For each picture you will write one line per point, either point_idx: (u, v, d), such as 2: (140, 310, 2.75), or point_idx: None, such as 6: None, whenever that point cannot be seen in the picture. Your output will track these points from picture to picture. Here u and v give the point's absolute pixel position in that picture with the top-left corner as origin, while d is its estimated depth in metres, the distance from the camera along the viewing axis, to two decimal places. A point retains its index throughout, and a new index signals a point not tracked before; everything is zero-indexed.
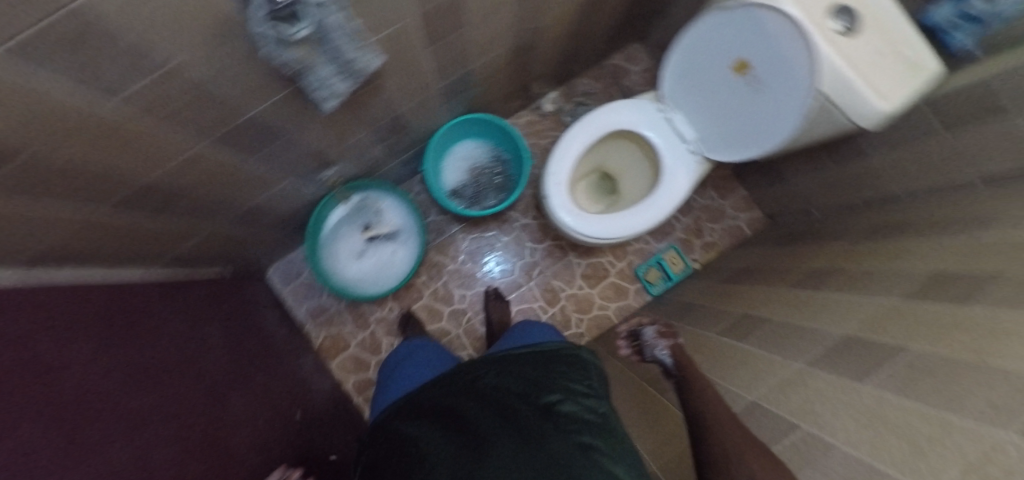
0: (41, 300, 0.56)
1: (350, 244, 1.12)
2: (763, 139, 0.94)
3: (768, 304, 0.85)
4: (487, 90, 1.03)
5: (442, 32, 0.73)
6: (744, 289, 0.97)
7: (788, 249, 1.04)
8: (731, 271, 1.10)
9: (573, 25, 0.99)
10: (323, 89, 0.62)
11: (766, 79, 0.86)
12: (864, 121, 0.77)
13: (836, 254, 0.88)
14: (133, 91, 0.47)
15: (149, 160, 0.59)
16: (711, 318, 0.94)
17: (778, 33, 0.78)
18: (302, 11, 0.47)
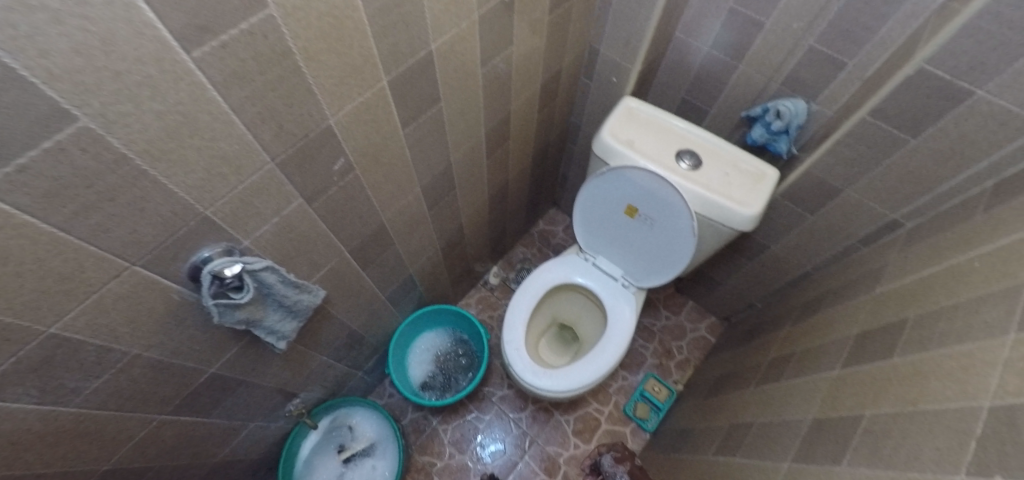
0: None
1: (325, 475, 1.04)
2: (676, 259, 1.05)
3: (749, 408, 0.83)
4: (433, 283, 1.17)
5: (375, 255, 0.88)
6: (727, 397, 0.95)
7: (750, 344, 1.06)
8: (710, 382, 1.09)
9: (489, 215, 1.20)
10: (272, 333, 0.71)
11: (655, 214, 1.02)
12: (741, 225, 0.94)
13: (786, 339, 0.92)
14: (88, 389, 0.54)
15: (105, 445, 0.62)
16: (705, 439, 0.89)
17: (647, 182, 0.98)
18: (243, 284, 0.60)
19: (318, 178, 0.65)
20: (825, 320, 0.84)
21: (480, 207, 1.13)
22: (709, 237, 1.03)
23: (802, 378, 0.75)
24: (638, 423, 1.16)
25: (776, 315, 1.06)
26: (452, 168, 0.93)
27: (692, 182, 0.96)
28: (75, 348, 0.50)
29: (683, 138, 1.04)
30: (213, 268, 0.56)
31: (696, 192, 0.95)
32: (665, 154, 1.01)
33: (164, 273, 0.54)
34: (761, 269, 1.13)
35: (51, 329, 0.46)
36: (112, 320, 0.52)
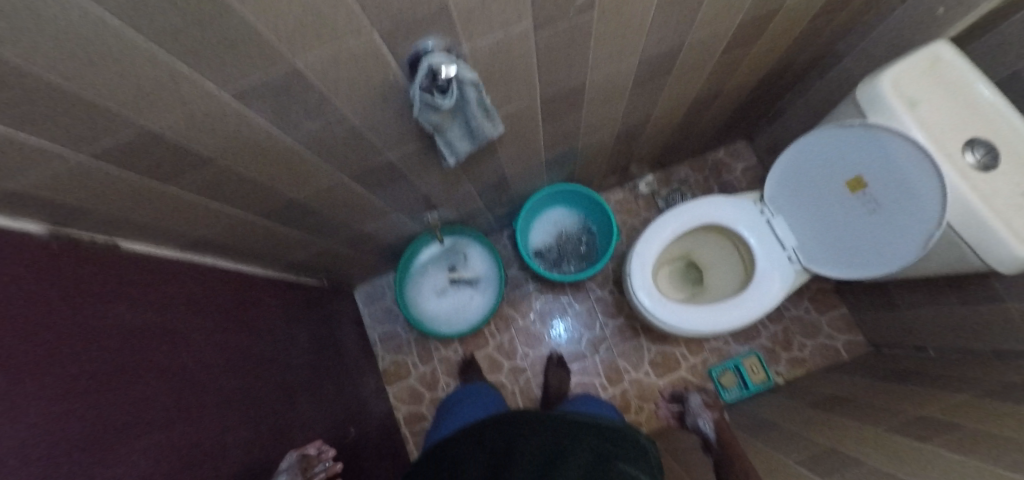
0: (186, 272, 0.77)
1: (432, 283, 1.19)
2: (875, 261, 0.85)
3: (859, 441, 0.74)
4: (586, 165, 1.11)
5: (561, 112, 0.82)
6: (832, 418, 0.86)
7: (886, 386, 0.92)
8: (820, 396, 0.98)
9: (679, 120, 1.05)
10: (448, 147, 0.71)
11: (885, 201, 0.79)
12: (999, 263, 0.68)
13: (951, 403, 0.76)
14: (305, 131, 0.62)
15: (302, 180, 0.73)
16: (782, 442, 0.84)
17: (905, 159, 0.74)
18: (450, 87, 0.57)
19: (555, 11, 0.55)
20: (1009, 409, 0.66)
21: (675, 108, 0.98)
22: (939, 260, 0.80)
23: (944, 450, 0.62)
24: (718, 388, 1.15)
25: (946, 374, 0.87)
26: (681, 50, 0.76)
27: (969, 187, 0.69)
28: (304, 88, 0.54)
29: (995, 125, 0.72)
30: (432, 63, 0.53)
31: (965, 201, 0.69)
32: (956, 136, 0.72)
33: (394, 50, 0.53)
34: (968, 321, 0.87)
35: (295, 66, 0.49)
36: (339, 77, 0.54)
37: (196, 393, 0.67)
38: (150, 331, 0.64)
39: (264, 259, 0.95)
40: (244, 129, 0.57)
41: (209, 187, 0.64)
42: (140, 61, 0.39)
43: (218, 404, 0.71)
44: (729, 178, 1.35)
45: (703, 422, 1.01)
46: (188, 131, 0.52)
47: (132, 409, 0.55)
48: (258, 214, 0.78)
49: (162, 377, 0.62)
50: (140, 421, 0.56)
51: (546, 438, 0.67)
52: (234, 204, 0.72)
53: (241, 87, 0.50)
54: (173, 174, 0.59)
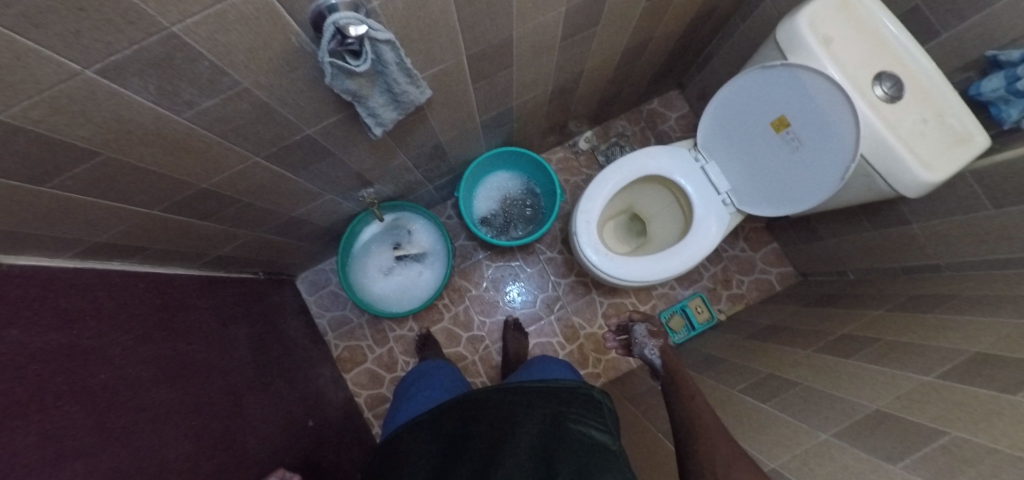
0: (86, 283, 0.68)
1: (377, 263, 1.15)
2: (800, 196, 0.90)
3: (793, 365, 0.80)
4: (523, 126, 1.08)
5: (489, 71, 0.78)
6: (769, 346, 0.93)
7: (811, 310, 1.02)
8: (757, 327, 1.07)
9: (611, 72, 1.04)
10: (371, 117, 0.66)
11: (807, 138, 0.83)
12: (902, 187, 0.75)
13: (867, 321, 0.84)
14: (199, 109, 0.54)
15: (207, 167, 0.65)
16: (729, 375, 0.90)
17: (822, 96, 0.77)
18: (363, 50, 0.52)
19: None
20: (919, 323, 0.74)
21: (606, 60, 0.97)
22: (850, 191, 0.87)
23: (864, 364, 0.70)
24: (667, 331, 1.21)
25: (860, 294, 0.97)
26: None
27: (878, 117, 0.73)
28: (190, 60, 0.47)
29: (897, 57, 0.77)
30: (339, 21, 0.47)
31: (875, 131, 0.73)
32: (865, 70, 0.76)
33: (290, 9, 0.47)
34: (880, 243, 0.96)
35: (172, 29, 0.42)
36: (231, 41, 0.47)
37: (122, 412, 0.61)
38: (55, 353, 0.56)
39: (181, 258, 0.86)
40: (123, 111, 0.49)
41: (91, 180, 0.56)
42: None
43: (151, 422, 0.65)
44: (664, 128, 1.37)
45: (648, 350, 0.93)
46: (48, 116, 0.45)
47: (47, 440, 0.49)
48: (162, 209, 0.69)
49: (78, 400, 0.56)
50: (64, 449, 0.51)
51: (505, 411, 0.67)
52: (130, 201, 0.63)
53: (108, 58, 0.42)
54: (39, 169, 0.50)
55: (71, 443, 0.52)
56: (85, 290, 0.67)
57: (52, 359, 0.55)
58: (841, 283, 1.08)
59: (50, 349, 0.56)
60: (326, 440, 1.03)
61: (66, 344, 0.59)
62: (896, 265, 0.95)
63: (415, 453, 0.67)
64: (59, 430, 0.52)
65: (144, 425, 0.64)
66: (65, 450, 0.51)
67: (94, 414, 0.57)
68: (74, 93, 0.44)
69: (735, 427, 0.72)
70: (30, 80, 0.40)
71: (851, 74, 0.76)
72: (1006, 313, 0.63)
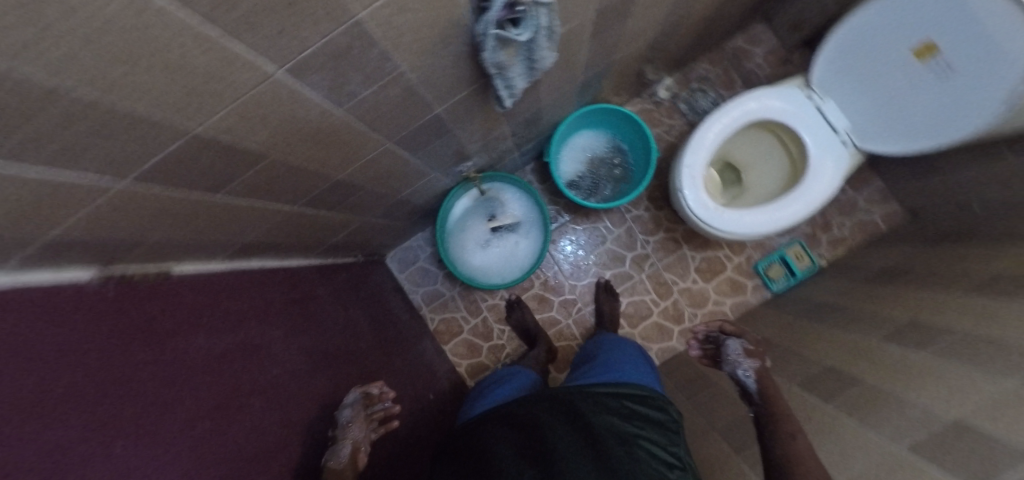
0: (239, 283, 0.70)
1: (473, 236, 1.14)
2: (943, 129, 0.85)
3: (945, 312, 0.81)
4: (612, 78, 1.05)
5: (609, 25, 0.72)
6: (898, 289, 0.97)
7: (948, 252, 1.00)
8: (871, 270, 1.12)
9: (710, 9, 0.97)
10: (505, 87, 0.62)
11: (958, 65, 0.77)
12: None
13: (1015, 256, 0.82)
14: (358, 98, 0.52)
15: (346, 158, 0.64)
16: (866, 325, 0.92)
17: (983, 15, 0.71)
18: (527, 17, 0.49)
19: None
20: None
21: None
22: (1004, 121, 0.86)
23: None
24: (764, 281, 1.30)
25: (998, 233, 0.92)
26: None
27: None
28: (369, 45, 0.44)
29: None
30: None
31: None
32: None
33: None
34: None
35: (359, 16, 0.39)
36: (404, 23, 0.44)
37: (293, 404, 0.66)
38: (232, 353, 0.59)
39: (304, 250, 0.87)
40: (296, 109, 0.47)
41: (254, 184, 0.55)
42: (171, 29, 0.28)
43: (315, 410, 0.71)
44: (751, 66, 1.34)
45: (742, 372, 0.84)
46: (237, 123, 0.43)
47: (247, 438, 0.54)
48: (301, 204, 0.69)
49: (263, 396, 0.61)
50: (263, 445, 0.56)
51: (577, 410, 0.72)
52: (278, 199, 0.63)
53: (299, 55, 0.40)
54: (218, 179, 0.50)
55: (265, 438, 0.57)
56: (239, 289, 0.69)
57: (233, 358, 0.59)
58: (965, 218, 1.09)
59: (230, 350, 0.59)
60: (445, 411, 1.08)
61: (241, 342, 0.62)
62: None
63: (490, 429, 0.75)
64: (256, 427, 0.57)
65: (311, 413, 0.69)
66: (262, 448, 0.56)
67: (275, 409, 0.62)
68: (260, 99, 0.42)
69: (893, 379, 0.73)
70: (230, 86, 0.38)
71: None
72: None
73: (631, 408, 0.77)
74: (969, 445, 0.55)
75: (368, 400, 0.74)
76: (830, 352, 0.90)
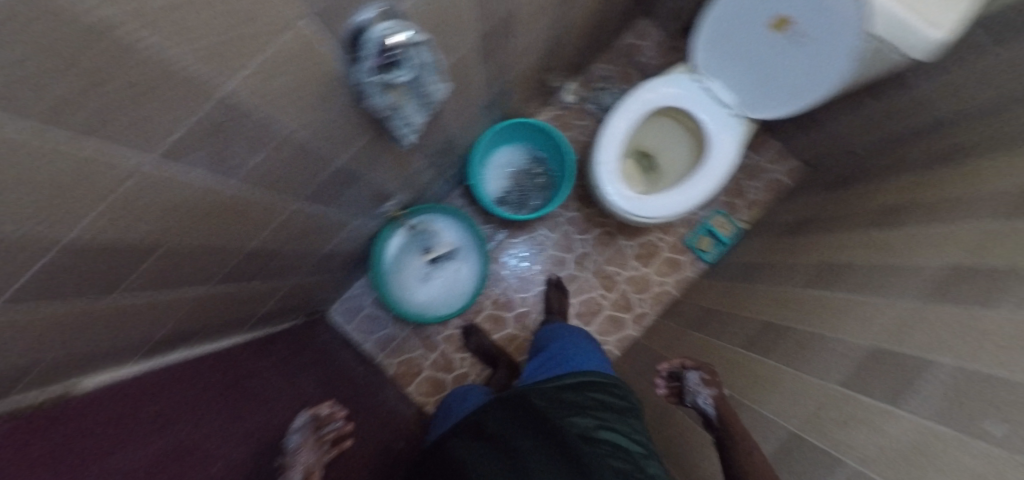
0: (158, 381, 0.64)
1: (413, 272, 1.15)
2: (811, 87, 0.94)
3: (846, 251, 0.91)
4: (515, 94, 1.10)
5: (494, 47, 0.75)
6: (809, 240, 1.06)
7: (842, 196, 1.12)
8: (785, 224, 1.22)
9: (589, 15, 1.05)
10: (402, 125, 0.62)
11: (810, 29, 0.86)
12: (914, 53, 0.76)
13: (905, 189, 0.94)
14: (255, 164, 0.50)
15: (251, 228, 0.61)
16: (785, 276, 1.01)
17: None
18: (403, 59, 0.49)
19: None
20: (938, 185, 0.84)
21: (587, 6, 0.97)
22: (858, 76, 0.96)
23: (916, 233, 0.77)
24: (697, 254, 1.38)
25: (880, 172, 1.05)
26: None
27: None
28: (243, 116, 0.42)
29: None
30: (379, 36, 0.45)
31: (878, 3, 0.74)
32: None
33: (327, 34, 0.43)
34: (906, 105, 1.03)
35: (226, 91, 0.38)
36: (275, 88, 0.43)
37: None
38: (166, 459, 0.54)
39: (230, 328, 0.82)
40: (179, 193, 0.45)
41: (149, 278, 0.51)
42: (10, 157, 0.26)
43: None
44: (643, 59, 1.45)
45: (703, 400, 0.80)
46: (112, 222, 0.40)
47: None
48: (214, 284, 0.65)
49: None
50: None
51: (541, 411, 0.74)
52: (185, 284, 0.59)
53: (167, 139, 0.38)
54: (105, 282, 0.46)
55: None
56: (160, 388, 0.63)
57: (167, 464, 0.53)
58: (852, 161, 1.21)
59: (161, 455, 0.54)
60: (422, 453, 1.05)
61: (175, 443, 0.57)
62: (903, 130, 1.07)
63: (459, 442, 0.74)
64: None
65: None
66: None
67: None
68: (132, 193, 0.39)
69: (815, 322, 0.80)
70: (93, 187, 0.35)
71: None
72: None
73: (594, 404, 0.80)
74: (885, 369, 0.62)
75: (319, 421, 0.74)
76: (761, 308, 0.98)
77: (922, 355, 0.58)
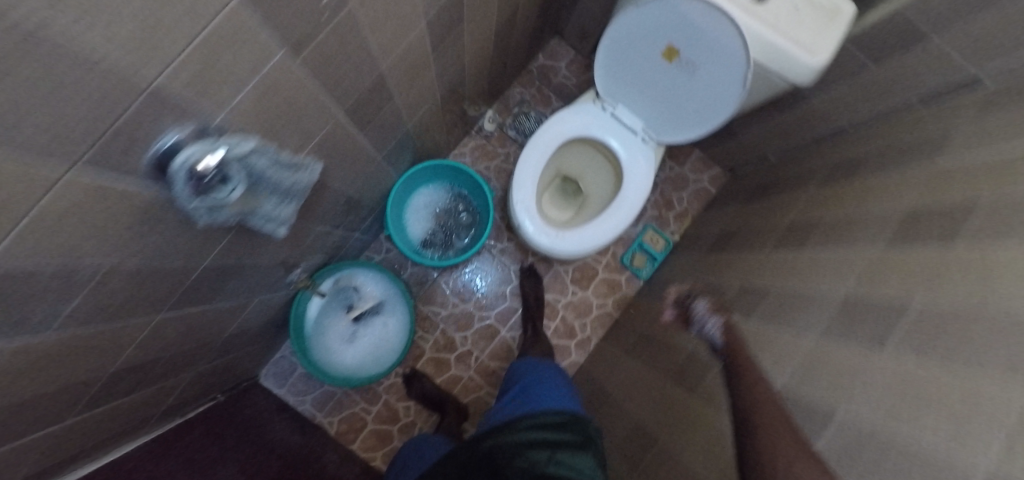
0: None
1: (337, 334, 1.10)
2: (711, 112, 0.96)
3: (762, 272, 0.93)
4: (425, 137, 1.11)
5: (371, 114, 0.72)
6: (731, 257, 1.10)
7: (757, 205, 1.17)
8: (710, 239, 1.29)
9: (488, 52, 1.06)
10: (269, 222, 0.57)
11: (700, 58, 0.87)
12: (797, 78, 0.80)
13: (803, 205, 0.98)
14: (66, 316, 0.43)
15: (107, 355, 0.54)
16: (712, 299, 1.04)
17: (702, 16, 0.80)
18: (228, 173, 0.43)
19: (337, 33, 0.49)
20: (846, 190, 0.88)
21: (482, 48, 0.98)
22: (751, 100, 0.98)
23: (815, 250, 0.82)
24: (634, 272, 1.52)
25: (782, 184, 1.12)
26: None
27: (758, 21, 0.78)
28: (31, 277, 0.35)
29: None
30: (189, 160, 0.39)
31: (759, 34, 0.78)
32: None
33: (122, 177, 0.37)
34: (789, 122, 1.12)
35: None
36: (68, 239, 0.36)
37: None
38: None
39: (116, 438, 0.73)
40: None
41: None
42: None
43: None
44: (559, 80, 1.51)
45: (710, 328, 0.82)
46: None
47: None
48: (77, 415, 0.57)
49: None
50: None
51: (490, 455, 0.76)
52: (33, 430, 0.51)
53: None
54: None
55: None
56: None
57: None
58: (766, 165, 1.27)
59: None
60: None
61: None
62: (813, 137, 1.09)
63: None
64: None
65: None
66: None
67: None
68: None
69: (739, 356, 0.82)
70: None
71: None
72: (925, 162, 0.73)
73: (548, 437, 0.77)
74: (805, 412, 0.62)
75: None
76: (691, 334, 1.03)
77: (833, 400, 0.58)
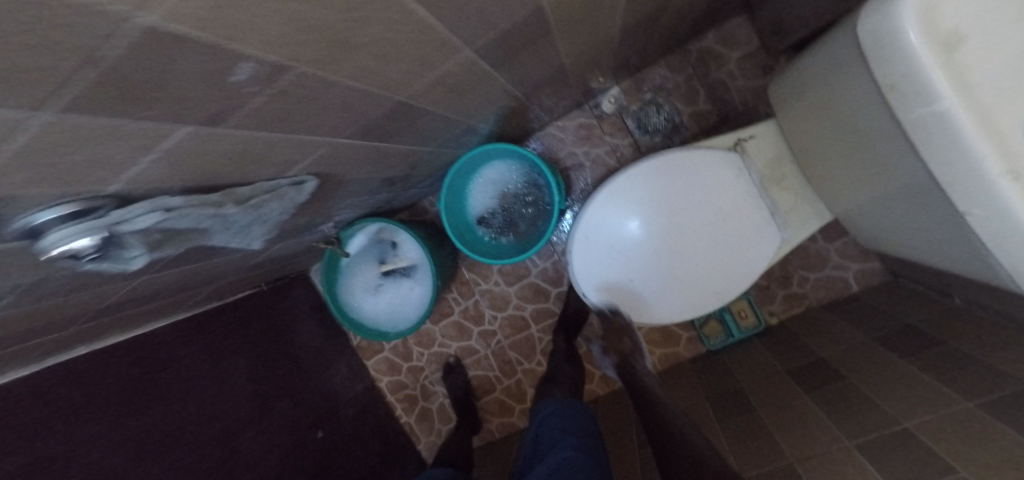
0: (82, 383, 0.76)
1: (363, 281, 1.14)
2: (699, 299, 0.90)
3: (824, 467, 0.65)
4: (510, 112, 0.92)
5: (399, 126, 0.59)
6: (805, 407, 0.81)
7: (892, 356, 0.83)
8: (803, 360, 0.97)
9: (620, 34, 0.78)
10: (236, 243, 0.54)
11: (935, 186, 0.56)
12: None
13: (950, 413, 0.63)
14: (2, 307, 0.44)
15: (89, 300, 0.57)
16: (749, 440, 0.81)
17: (919, 139, 0.50)
18: (125, 239, 0.36)
19: (311, 88, 0.36)
20: None
21: (606, 32, 0.72)
22: (981, 264, 0.59)
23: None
24: (700, 336, 1.23)
25: (956, 363, 0.73)
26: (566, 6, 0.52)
27: (1022, 190, 0.44)
28: None
29: None
30: (50, 240, 0.32)
31: (1006, 211, 0.46)
32: None
33: None
34: None
35: None
36: None
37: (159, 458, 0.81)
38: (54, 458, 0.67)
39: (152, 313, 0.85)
40: None
41: None
42: None
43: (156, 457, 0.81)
44: (720, 74, 1.16)
45: None
46: None
47: None
48: (86, 319, 0.66)
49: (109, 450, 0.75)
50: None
51: None
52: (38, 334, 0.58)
53: None
54: None
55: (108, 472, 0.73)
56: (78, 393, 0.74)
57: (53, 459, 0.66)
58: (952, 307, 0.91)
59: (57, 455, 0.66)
60: (334, 452, 1.15)
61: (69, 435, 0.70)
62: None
63: None
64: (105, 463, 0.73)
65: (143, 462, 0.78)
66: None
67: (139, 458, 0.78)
68: None
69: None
70: None
71: (988, 110, 0.45)
72: None
73: None
74: None
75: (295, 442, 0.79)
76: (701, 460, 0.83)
77: None
